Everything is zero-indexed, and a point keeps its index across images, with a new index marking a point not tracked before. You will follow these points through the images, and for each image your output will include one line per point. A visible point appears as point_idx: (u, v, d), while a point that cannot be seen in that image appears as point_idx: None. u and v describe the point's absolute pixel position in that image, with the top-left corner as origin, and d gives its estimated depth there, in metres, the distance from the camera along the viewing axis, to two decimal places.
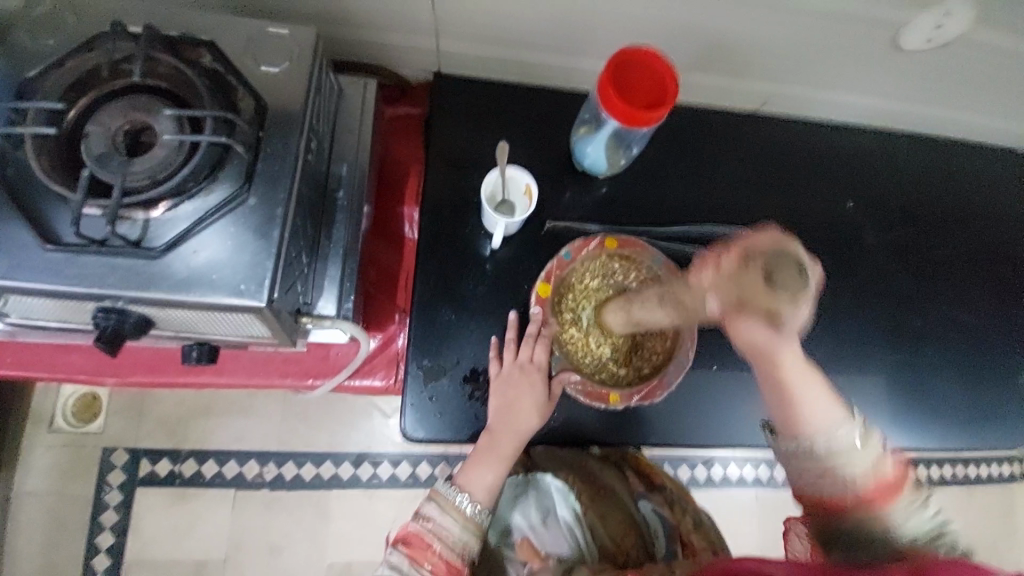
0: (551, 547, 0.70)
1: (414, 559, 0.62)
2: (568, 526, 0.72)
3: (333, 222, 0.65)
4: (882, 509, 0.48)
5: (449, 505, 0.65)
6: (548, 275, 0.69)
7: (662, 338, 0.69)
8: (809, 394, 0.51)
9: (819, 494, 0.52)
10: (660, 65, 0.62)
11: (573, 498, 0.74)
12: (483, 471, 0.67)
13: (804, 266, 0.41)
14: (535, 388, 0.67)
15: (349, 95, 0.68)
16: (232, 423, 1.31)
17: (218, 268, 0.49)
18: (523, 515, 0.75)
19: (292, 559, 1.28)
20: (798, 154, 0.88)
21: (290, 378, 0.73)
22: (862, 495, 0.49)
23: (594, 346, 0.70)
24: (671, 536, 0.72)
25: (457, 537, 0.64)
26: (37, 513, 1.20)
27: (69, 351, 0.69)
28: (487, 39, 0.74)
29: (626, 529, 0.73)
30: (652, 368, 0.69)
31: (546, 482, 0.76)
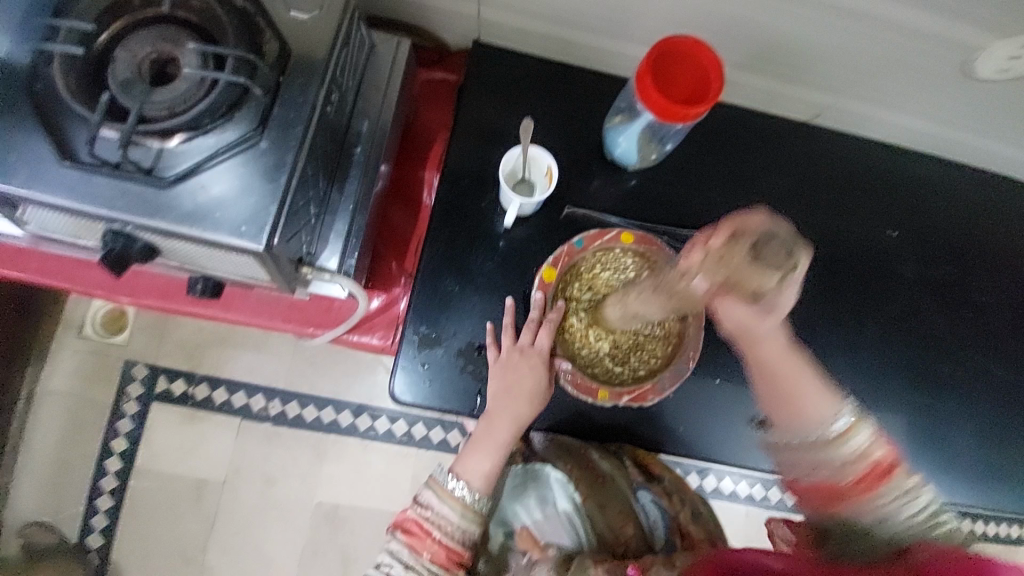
0: (551, 535, 0.71)
1: (414, 547, 0.63)
2: (568, 516, 0.72)
3: (347, 177, 0.64)
4: (874, 489, 0.51)
5: (446, 494, 0.65)
6: (556, 260, 0.66)
7: (662, 343, 0.67)
8: (803, 379, 0.58)
9: (814, 480, 0.54)
10: (706, 57, 0.58)
11: (571, 490, 0.74)
12: (480, 459, 0.67)
13: (796, 249, 0.50)
14: (535, 372, 0.66)
15: (380, 51, 0.67)
16: (244, 356, 1.37)
17: (222, 206, 0.50)
18: (523, 507, 0.74)
19: (285, 492, 1.35)
20: (849, 171, 0.82)
21: (291, 325, 0.74)
22: (858, 478, 0.52)
23: (592, 340, 0.69)
24: (670, 527, 0.73)
25: (456, 525, 0.64)
26: (62, 410, 1.30)
27: (90, 267, 0.72)
28: (532, 7, 0.70)
29: (625, 519, 0.73)
30: (648, 371, 0.67)
31: (546, 474, 0.74)
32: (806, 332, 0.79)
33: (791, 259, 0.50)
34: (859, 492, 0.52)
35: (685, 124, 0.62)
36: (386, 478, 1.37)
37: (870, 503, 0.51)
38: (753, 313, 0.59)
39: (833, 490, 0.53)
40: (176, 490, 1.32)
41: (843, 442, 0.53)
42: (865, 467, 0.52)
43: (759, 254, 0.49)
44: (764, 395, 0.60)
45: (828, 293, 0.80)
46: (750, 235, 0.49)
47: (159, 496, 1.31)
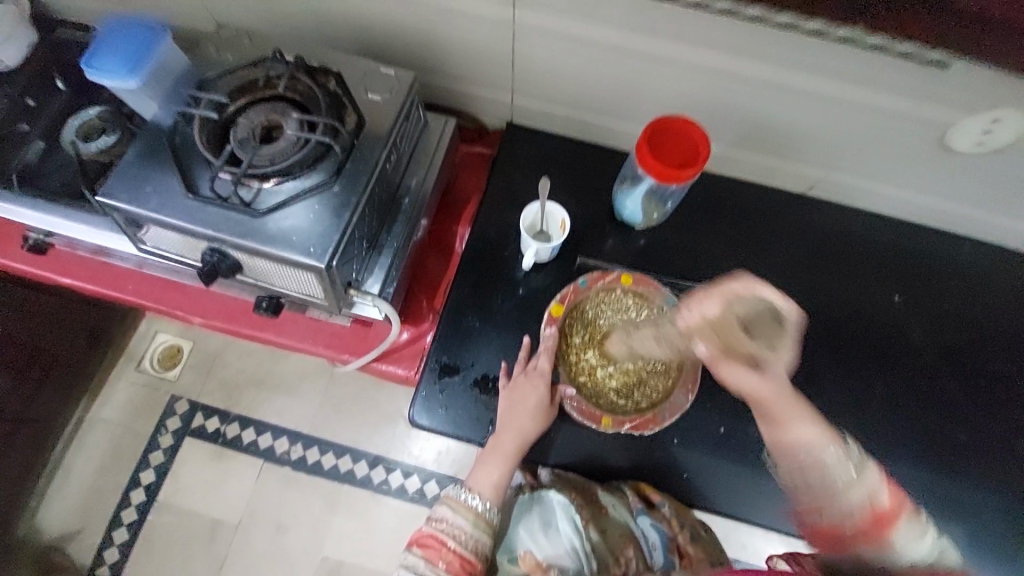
0: (554, 559, 0.75)
1: (429, 559, 0.67)
2: (570, 540, 0.76)
3: (395, 222, 0.77)
4: (878, 532, 0.55)
5: (460, 506, 0.72)
6: (563, 297, 0.77)
7: (664, 377, 0.74)
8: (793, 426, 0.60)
9: (826, 528, 0.57)
10: (694, 134, 0.71)
11: (573, 512, 0.77)
12: (489, 472, 0.73)
13: (779, 317, 0.58)
14: (539, 391, 0.72)
15: (431, 127, 0.83)
16: (277, 398, 1.45)
17: (298, 232, 0.62)
18: (527, 529, 0.78)
19: (293, 542, 1.34)
20: (842, 242, 0.90)
21: (330, 350, 0.84)
22: (864, 521, 0.55)
23: (597, 374, 0.75)
24: (670, 547, 0.79)
25: (469, 535, 0.70)
26: (105, 437, 1.39)
27: (174, 290, 0.85)
28: (556, 96, 0.86)
29: (626, 541, 0.80)
30: (649, 404, 0.73)
31: (549, 499, 0.78)
32: (811, 388, 0.82)
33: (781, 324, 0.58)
34: (867, 537, 0.55)
35: (681, 185, 0.73)
36: (394, 536, 1.36)
37: (880, 547, 0.55)
38: (766, 380, 0.59)
39: (842, 536, 0.56)
40: (190, 529, 1.34)
41: (841, 488, 0.57)
42: (867, 514, 0.55)
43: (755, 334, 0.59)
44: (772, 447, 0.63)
45: (830, 353, 0.84)
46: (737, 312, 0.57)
47: (173, 533, 1.33)
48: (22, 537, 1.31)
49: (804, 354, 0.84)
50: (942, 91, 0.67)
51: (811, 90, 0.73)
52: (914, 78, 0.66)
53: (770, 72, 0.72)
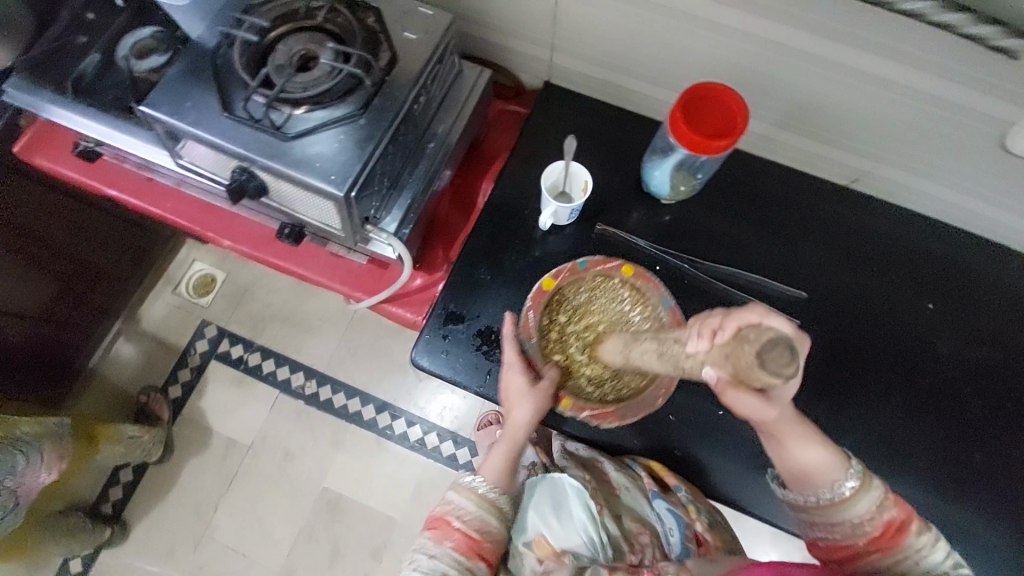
0: (567, 543, 0.75)
1: (437, 538, 0.71)
2: (583, 523, 0.77)
3: (417, 165, 0.78)
4: (889, 546, 0.58)
5: (466, 487, 0.74)
6: (557, 273, 0.76)
7: (640, 377, 0.76)
8: (806, 449, 0.60)
9: (834, 541, 0.61)
10: (730, 104, 0.68)
11: (585, 495, 0.79)
12: (493, 459, 0.76)
13: (796, 348, 0.48)
14: (516, 380, 0.73)
15: (465, 75, 0.83)
16: (297, 335, 1.52)
17: (321, 159, 0.64)
18: (538, 515, 0.78)
19: (298, 470, 1.43)
20: (879, 241, 0.86)
21: (345, 286, 0.87)
22: (873, 537, 0.58)
23: (572, 357, 0.77)
24: (686, 537, 0.79)
25: (472, 513, 0.73)
26: (141, 350, 1.50)
27: (210, 212, 0.90)
28: (597, 58, 0.84)
29: (640, 527, 0.81)
30: (615, 397, 0.75)
31: (560, 480, 0.81)
32: (822, 385, 0.79)
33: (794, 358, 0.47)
34: (879, 553, 0.58)
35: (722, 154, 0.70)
36: (392, 479, 1.42)
37: (892, 559, 0.58)
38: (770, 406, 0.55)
39: (851, 552, 0.60)
40: (208, 444, 1.44)
41: (848, 508, 0.59)
42: (879, 530, 0.58)
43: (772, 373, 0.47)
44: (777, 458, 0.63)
45: (848, 353, 0.81)
46: (750, 346, 0.48)
47: (193, 445, 1.44)
48: None
49: (820, 351, 0.81)
50: (1008, 83, 0.62)
51: (869, 70, 0.68)
52: (989, 63, 0.61)
53: (821, 47, 0.68)
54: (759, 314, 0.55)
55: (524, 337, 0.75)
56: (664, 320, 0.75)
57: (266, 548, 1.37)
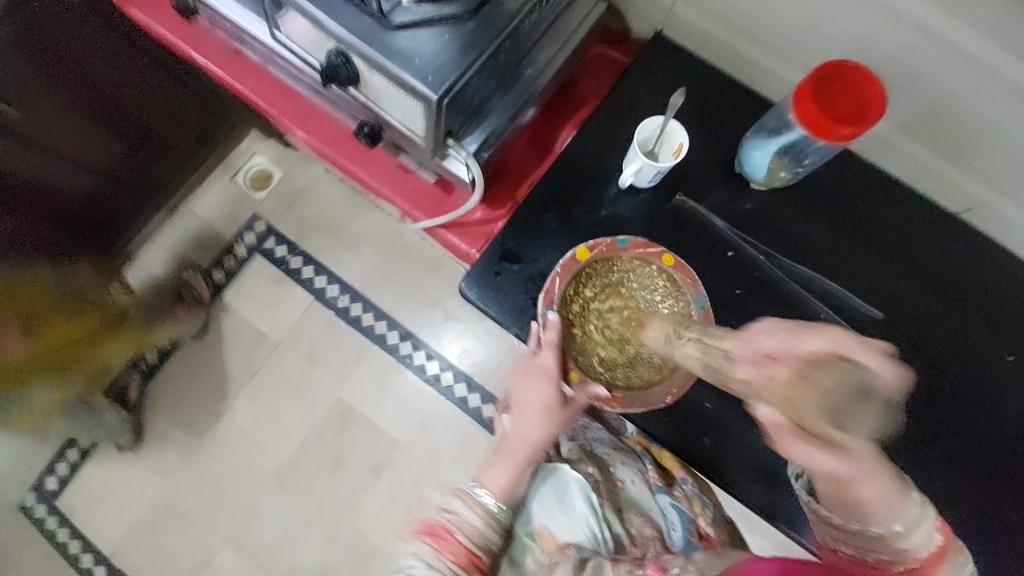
0: (571, 536, 0.80)
1: (437, 547, 0.73)
2: (585, 517, 0.81)
3: (511, 89, 0.73)
4: (927, 573, 0.58)
5: (472, 502, 0.77)
6: (595, 245, 0.75)
7: (655, 371, 0.73)
8: (868, 487, 0.56)
9: (866, 562, 0.61)
10: (873, 86, 0.61)
11: (590, 492, 0.82)
12: (498, 473, 0.79)
13: None
14: (544, 393, 0.76)
15: (578, 4, 0.76)
16: (339, 248, 1.54)
17: (420, 58, 0.61)
18: (544, 508, 0.82)
19: (316, 376, 1.47)
20: (975, 279, 0.78)
21: (406, 203, 0.85)
22: (910, 567, 0.59)
23: (589, 334, 0.75)
24: (688, 528, 0.84)
25: (477, 529, 0.75)
26: (189, 229, 1.53)
27: (290, 98, 0.88)
28: (723, 13, 0.77)
29: (645, 520, 0.84)
30: (625, 384, 0.73)
31: (564, 474, 0.83)
32: None
33: None
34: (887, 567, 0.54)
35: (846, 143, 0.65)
36: (403, 405, 1.46)
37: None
38: None
39: (883, 574, 0.60)
40: (238, 332, 1.49)
41: (897, 542, 0.58)
42: (920, 561, 0.58)
43: (843, 419, 0.49)
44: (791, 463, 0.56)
45: (911, 389, 0.76)
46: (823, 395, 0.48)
47: (225, 330, 1.49)
48: None
49: None
50: None
51: None
52: None
53: (994, 42, 0.60)
54: (827, 347, 0.53)
55: (546, 302, 0.73)
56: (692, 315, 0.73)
57: (277, 442, 1.43)
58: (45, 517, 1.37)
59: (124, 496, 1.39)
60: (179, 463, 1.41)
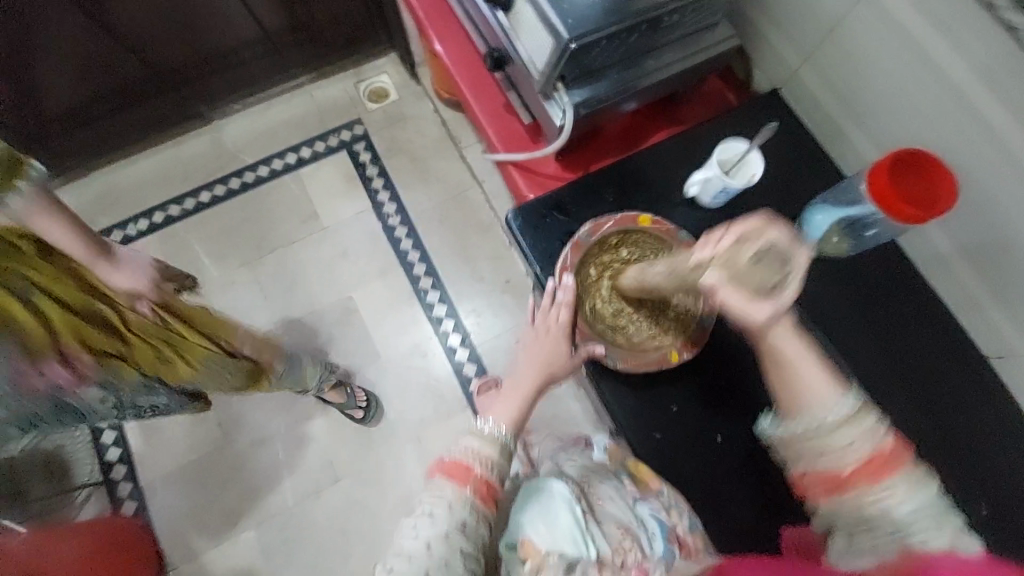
0: (556, 545, 0.65)
1: (454, 481, 0.66)
2: (572, 528, 0.67)
3: (628, 69, 0.82)
4: (880, 477, 0.49)
5: (482, 433, 0.72)
6: (657, 222, 0.82)
7: (626, 343, 0.82)
8: (803, 367, 0.53)
9: (816, 471, 0.52)
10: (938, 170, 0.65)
11: (571, 498, 0.70)
12: (506, 403, 0.77)
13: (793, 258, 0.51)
14: (558, 345, 0.79)
15: (715, 30, 0.85)
16: (413, 176, 1.66)
17: (569, 4, 0.71)
18: (527, 520, 0.68)
19: (340, 272, 1.58)
20: (978, 425, 0.77)
21: (494, 135, 0.96)
22: (864, 463, 0.49)
23: (601, 281, 0.84)
24: (668, 538, 0.72)
25: (493, 462, 0.70)
26: (303, 105, 1.69)
27: (443, 13, 1.00)
28: (840, 88, 0.84)
29: (626, 529, 0.70)
30: (598, 331, 0.82)
31: (547, 488, 0.71)
32: None
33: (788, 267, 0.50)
34: (867, 482, 0.49)
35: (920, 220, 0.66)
36: (400, 329, 1.54)
37: (879, 489, 0.49)
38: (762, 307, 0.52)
39: (838, 481, 0.51)
40: (296, 206, 1.62)
41: (838, 432, 0.51)
42: (866, 458, 0.49)
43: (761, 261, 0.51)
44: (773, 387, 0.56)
45: None
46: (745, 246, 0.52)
47: (286, 198, 1.62)
48: (214, 121, 1.66)
49: None
50: None
51: None
52: None
53: None
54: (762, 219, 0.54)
55: (590, 229, 0.81)
56: (689, 328, 0.80)
57: (282, 307, 1.54)
58: None
59: None
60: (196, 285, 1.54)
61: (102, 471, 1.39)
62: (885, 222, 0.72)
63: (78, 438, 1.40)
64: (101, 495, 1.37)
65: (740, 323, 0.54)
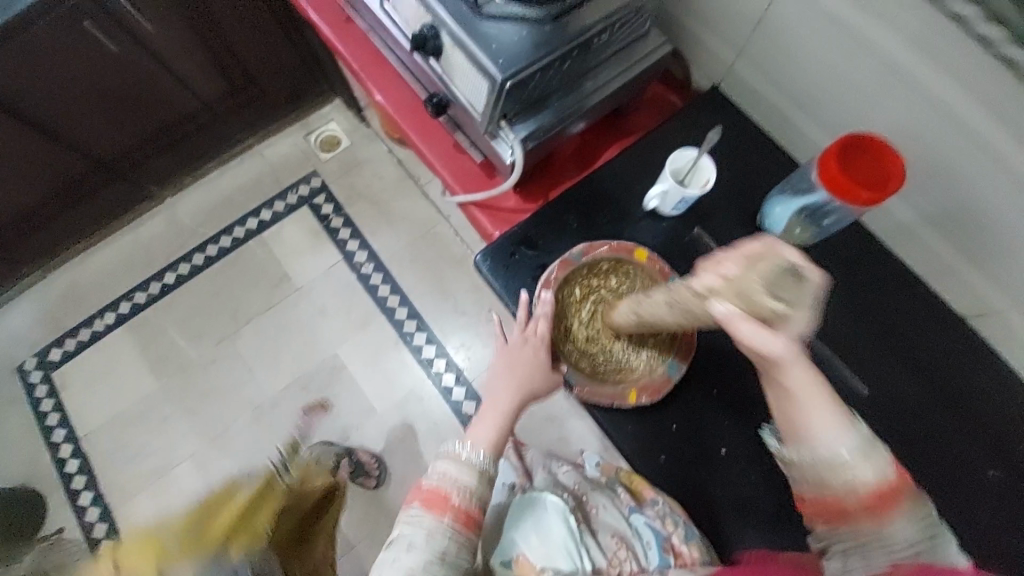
0: (548, 560, 0.79)
1: (433, 512, 0.68)
2: (564, 541, 0.80)
3: (569, 94, 0.82)
4: (883, 511, 0.54)
5: (460, 459, 0.72)
6: (653, 258, 0.81)
7: (593, 369, 0.81)
8: (812, 404, 0.57)
9: (824, 500, 0.58)
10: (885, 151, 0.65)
11: (565, 514, 0.83)
12: (486, 427, 0.77)
13: (806, 275, 0.51)
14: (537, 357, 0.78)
15: (648, 41, 0.85)
16: (379, 220, 1.64)
17: (497, 44, 0.70)
18: (521, 534, 0.82)
19: (321, 329, 1.54)
20: (974, 385, 0.78)
21: (449, 176, 0.94)
22: (866, 500, 0.55)
23: (583, 300, 0.83)
24: (663, 547, 0.84)
25: (473, 490, 0.71)
26: (255, 168, 1.66)
27: (377, 63, 0.98)
28: (778, 78, 0.85)
29: (620, 541, 0.84)
30: (570, 351, 0.81)
31: (542, 501, 0.84)
32: None
33: (805, 282, 0.51)
34: (870, 517, 0.55)
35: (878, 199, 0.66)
36: (391, 377, 1.50)
37: (881, 525, 0.54)
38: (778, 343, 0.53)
39: (840, 510, 0.57)
40: (265, 271, 1.58)
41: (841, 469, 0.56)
42: (872, 493, 0.55)
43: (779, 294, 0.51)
44: (777, 413, 0.60)
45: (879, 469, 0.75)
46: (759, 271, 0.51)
47: (253, 264, 1.59)
48: (166, 199, 1.62)
49: None
50: None
51: None
52: None
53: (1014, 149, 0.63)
54: (769, 243, 0.56)
55: (583, 249, 0.81)
56: (656, 373, 0.79)
57: (268, 376, 1.49)
58: (39, 385, 1.47)
59: (118, 386, 1.47)
60: (175, 370, 1.49)
61: None
62: (843, 208, 0.72)
63: None
64: None
65: (758, 358, 0.56)
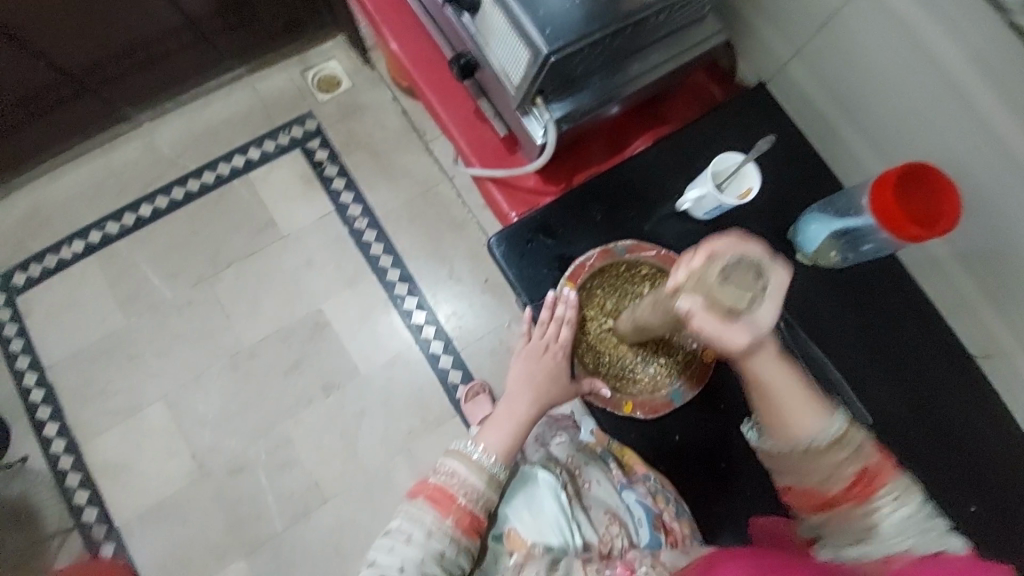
0: (540, 537, 0.72)
1: (437, 511, 0.71)
2: (556, 518, 0.73)
3: (613, 74, 0.74)
4: (865, 495, 0.55)
5: (469, 459, 0.75)
6: None
7: (597, 367, 0.80)
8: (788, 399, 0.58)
9: (808, 490, 0.59)
10: (938, 180, 0.62)
11: (557, 489, 0.75)
12: (497, 431, 0.78)
13: (763, 271, 0.52)
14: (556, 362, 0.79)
15: (703, 24, 0.77)
16: (376, 173, 1.53)
17: (546, 9, 0.62)
18: (514, 509, 0.76)
19: (307, 283, 1.46)
20: (967, 422, 0.79)
21: (466, 146, 0.87)
22: (849, 486, 0.56)
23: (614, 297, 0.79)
24: (654, 525, 0.73)
25: (478, 494, 0.74)
26: (244, 100, 1.52)
27: (398, 8, 0.88)
28: (832, 85, 0.79)
29: (612, 518, 0.74)
30: (583, 341, 0.80)
31: (535, 474, 0.77)
32: None
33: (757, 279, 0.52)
34: (850, 501, 0.56)
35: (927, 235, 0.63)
36: (377, 339, 1.44)
37: (863, 509, 0.55)
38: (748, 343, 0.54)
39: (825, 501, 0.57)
40: (251, 214, 1.48)
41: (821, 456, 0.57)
42: (854, 478, 0.55)
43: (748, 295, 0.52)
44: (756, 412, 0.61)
45: None
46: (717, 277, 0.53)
47: (237, 206, 1.48)
48: (144, 123, 1.48)
49: None
50: None
51: None
52: None
53: None
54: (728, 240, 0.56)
55: (629, 249, 0.78)
56: (656, 395, 0.78)
57: (248, 325, 1.42)
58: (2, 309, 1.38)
59: (86, 320, 1.39)
60: (148, 308, 1.41)
61: (73, 518, 1.29)
62: (880, 236, 0.70)
63: (42, 486, 1.30)
64: (76, 542, 1.28)
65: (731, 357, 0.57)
